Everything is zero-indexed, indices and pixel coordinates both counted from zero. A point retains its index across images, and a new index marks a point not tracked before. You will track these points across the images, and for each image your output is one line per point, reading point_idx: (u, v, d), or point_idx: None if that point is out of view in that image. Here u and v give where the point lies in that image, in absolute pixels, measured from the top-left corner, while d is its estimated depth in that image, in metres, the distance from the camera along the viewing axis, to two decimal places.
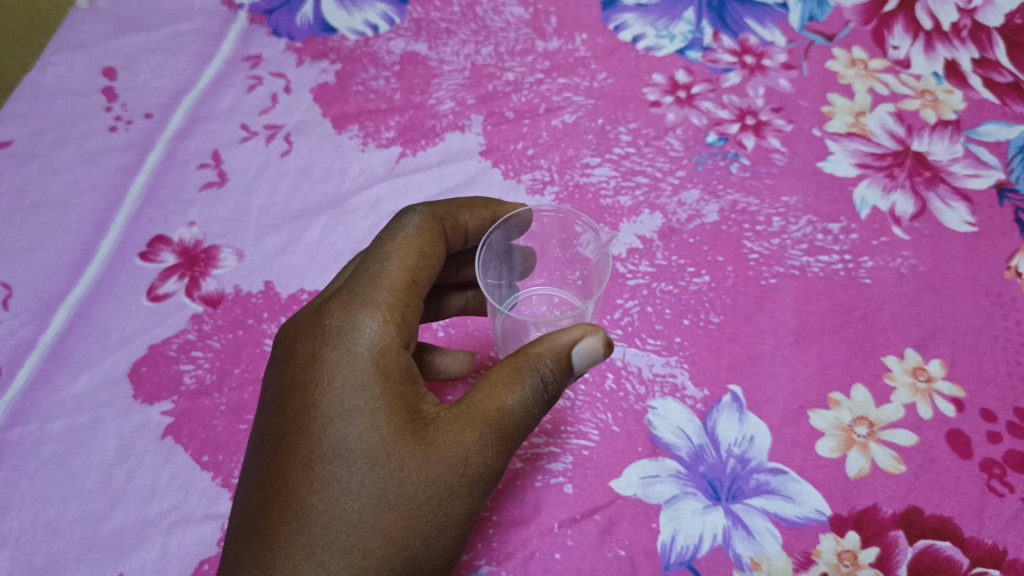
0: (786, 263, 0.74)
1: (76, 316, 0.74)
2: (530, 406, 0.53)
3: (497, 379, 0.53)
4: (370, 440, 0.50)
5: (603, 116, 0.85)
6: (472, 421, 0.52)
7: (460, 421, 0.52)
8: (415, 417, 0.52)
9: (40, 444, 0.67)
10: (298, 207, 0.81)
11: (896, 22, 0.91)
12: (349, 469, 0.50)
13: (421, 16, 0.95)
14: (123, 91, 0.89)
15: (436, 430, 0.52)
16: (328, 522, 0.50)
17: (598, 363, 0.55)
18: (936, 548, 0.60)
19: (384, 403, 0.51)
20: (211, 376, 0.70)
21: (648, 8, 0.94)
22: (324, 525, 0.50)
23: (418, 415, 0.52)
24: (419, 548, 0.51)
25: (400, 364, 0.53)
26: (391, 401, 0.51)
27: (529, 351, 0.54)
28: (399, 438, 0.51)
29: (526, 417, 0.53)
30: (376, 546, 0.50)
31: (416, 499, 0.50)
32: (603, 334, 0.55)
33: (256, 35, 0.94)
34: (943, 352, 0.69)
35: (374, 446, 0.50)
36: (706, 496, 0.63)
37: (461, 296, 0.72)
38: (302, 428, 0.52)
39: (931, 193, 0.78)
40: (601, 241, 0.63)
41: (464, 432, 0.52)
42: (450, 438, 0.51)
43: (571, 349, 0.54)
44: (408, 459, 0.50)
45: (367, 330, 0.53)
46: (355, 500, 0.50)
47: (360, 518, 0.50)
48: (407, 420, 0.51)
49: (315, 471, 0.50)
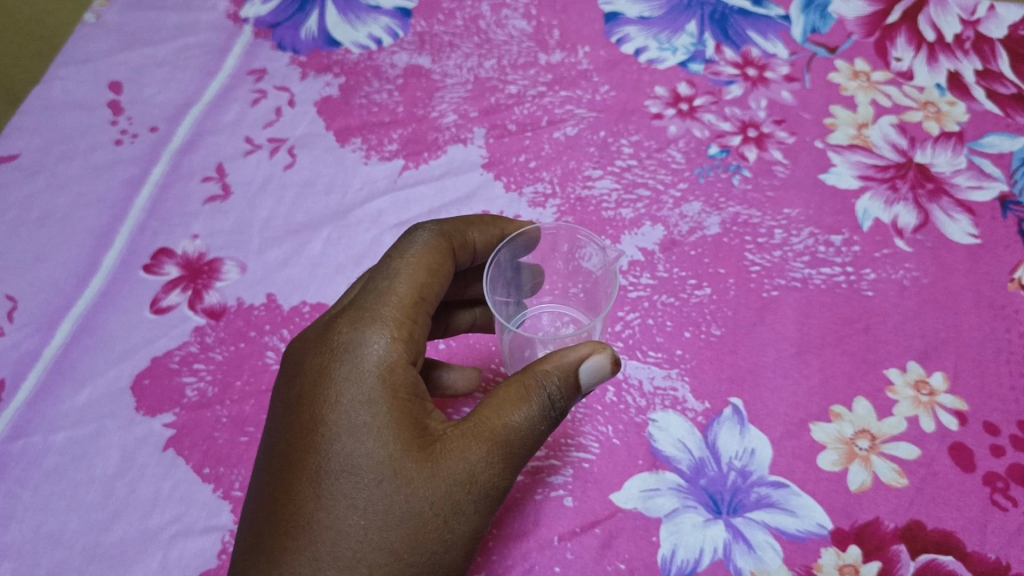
0: (787, 275, 0.74)
1: (80, 328, 0.74)
2: (537, 424, 0.53)
3: (505, 396, 0.54)
4: (377, 456, 0.51)
5: (605, 129, 0.85)
6: (479, 437, 0.52)
7: (467, 438, 0.52)
8: (422, 433, 0.52)
9: (44, 455, 0.68)
10: (301, 219, 0.81)
11: (898, 34, 0.91)
12: (356, 484, 0.50)
13: (424, 29, 0.95)
14: (129, 105, 0.90)
15: (443, 446, 0.52)
16: (333, 538, 0.50)
17: (607, 380, 0.55)
18: (939, 563, 0.59)
19: (392, 419, 0.51)
20: (213, 388, 0.71)
21: (651, 21, 0.94)
22: (329, 541, 0.50)
23: (425, 431, 0.52)
24: (425, 564, 0.51)
25: (406, 379, 0.53)
26: (398, 417, 0.52)
27: (537, 368, 0.54)
28: (407, 454, 0.51)
29: (533, 433, 0.53)
30: (381, 563, 0.50)
31: (422, 516, 0.50)
32: (612, 351, 0.55)
33: (261, 49, 0.95)
34: (946, 365, 0.68)
35: (381, 462, 0.50)
36: (707, 510, 0.63)
37: (468, 313, 0.72)
38: (309, 444, 0.52)
39: (933, 205, 0.78)
40: (607, 258, 0.65)
41: (470, 448, 0.52)
42: (456, 454, 0.51)
43: (579, 366, 0.54)
44: (415, 476, 0.50)
45: (376, 345, 0.53)
46: (361, 516, 0.50)
47: (366, 534, 0.50)
48: (414, 436, 0.52)
49: (322, 486, 0.51)
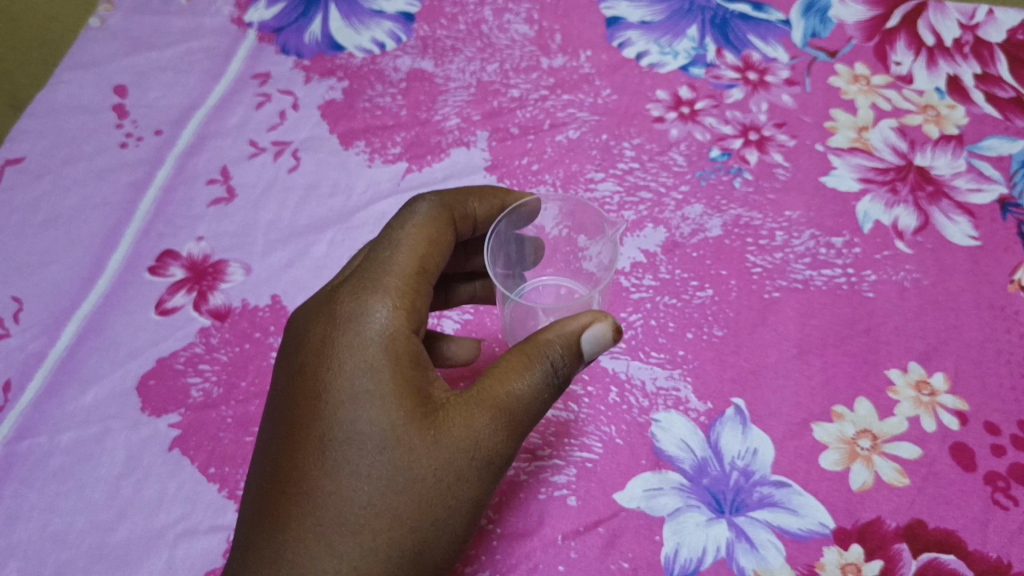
0: (789, 277, 0.74)
1: (85, 330, 0.75)
2: (541, 392, 0.54)
3: (509, 365, 0.54)
4: (381, 423, 0.51)
5: (606, 132, 0.86)
6: (482, 405, 0.53)
7: (471, 404, 0.53)
8: (425, 401, 0.52)
9: (50, 455, 0.68)
10: (305, 222, 0.82)
11: (898, 38, 0.92)
12: (360, 451, 0.51)
13: (428, 34, 0.96)
14: (134, 108, 0.91)
15: (446, 413, 0.52)
16: (338, 503, 0.50)
17: (609, 348, 0.56)
18: (941, 561, 0.60)
19: (396, 387, 0.52)
20: (218, 389, 0.71)
21: (652, 25, 0.95)
22: (334, 507, 0.50)
23: (428, 399, 0.53)
24: (429, 530, 0.51)
25: (410, 348, 0.54)
26: (402, 385, 0.52)
27: (540, 338, 0.55)
28: (410, 421, 0.51)
29: (536, 402, 0.54)
30: (385, 528, 0.50)
31: (424, 482, 0.51)
32: (613, 319, 0.55)
33: (265, 53, 0.96)
34: (946, 365, 0.69)
35: (385, 429, 0.51)
36: (709, 509, 0.63)
37: (469, 287, 0.73)
38: (312, 411, 0.52)
39: (933, 207, 0.79)
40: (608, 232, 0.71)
41: (474, 416, 0.52)
42: (459, 422, 0.52)
43: (581, 334, 0.55)
44: (417, 443, 0.51)
45: (379, 315, 0.54)
46: (365, 482, 0.50)
47: (370, 499, 0.50)
48: (418, 404, 0.52)
49: (326, 452, 0.51)
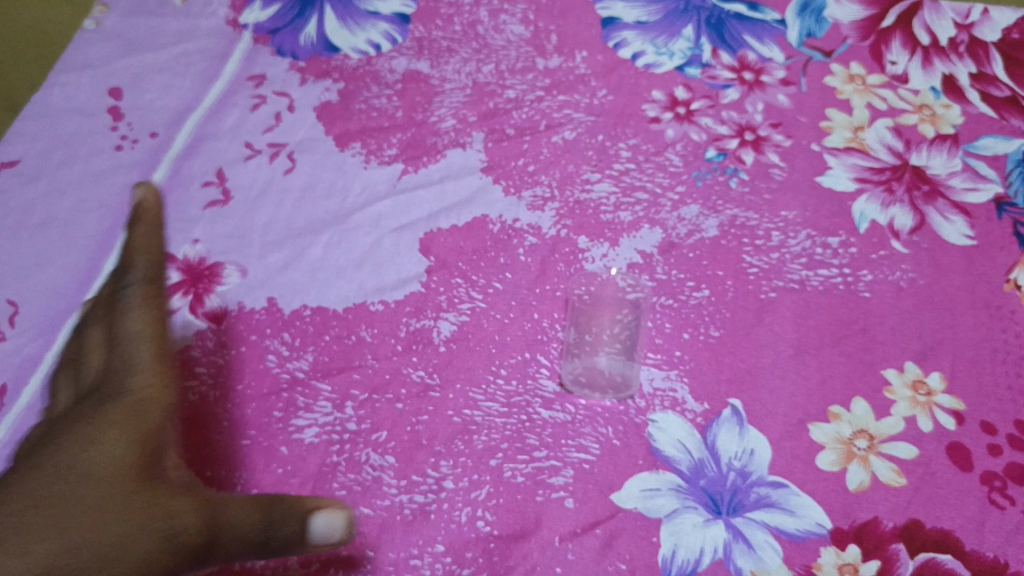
0: (785, 277, 0.74)
1: (81, 333, 0.75)
2: (255, 528, 0.60)
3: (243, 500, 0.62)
4: (115, 475, 0.61)
5: (602, 133, 0.86)
6: (217, 503, 0.61)
7: (196, 489, 0.63)
8: (156, 475, 0.63)
9: (45, 460, 0.68)
10: (301, 224, 0.82)
11: (893, 37, 0.92)
12: (102, 497, 0.59)
13: (423, 35, 0.96)
14: (129, 111, 0.91)
15: (173, 499, 0.61)
16: (60, 538, 0.56)
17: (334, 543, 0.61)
18: (938, 561, 0.60)
19: (137, 471, 0.62)
20: (214, 392, 0.71)
21: (648, 25, 0.95)
22: (58, 528, 0.57)
23: (156, 484, 0.62)
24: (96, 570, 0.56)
25: (147, 458, 0.63)
26: (137, 471, 0.62)
27: (296, 504, 0.61)
28: (137, 489, 0.60)
29: (253, 532, 0.60)
30: (76, 558, 0.56)
31: (132, 551, 0.57)
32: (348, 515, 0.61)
33: (261, 54, 0.95)
34: (943, 365, 0.69)
35: (114, 482, 0.60)
36: (706, 510, 0.63)
37: None
38: (74, 454, 0.61)
39: (930, 207, 0.79)
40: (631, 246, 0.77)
41: (191, 510, 0.60)
42: (182, 512, 0.60)
43: (315, 518, 0.60)
44: (146, 507, 0.60)
45: (140, 386, 0.68)
46: (84, 517, 0.58)
47: (78, 533, 0.57)
48: (156, 486, 0.61)
49: (63, 478, 0.60)
